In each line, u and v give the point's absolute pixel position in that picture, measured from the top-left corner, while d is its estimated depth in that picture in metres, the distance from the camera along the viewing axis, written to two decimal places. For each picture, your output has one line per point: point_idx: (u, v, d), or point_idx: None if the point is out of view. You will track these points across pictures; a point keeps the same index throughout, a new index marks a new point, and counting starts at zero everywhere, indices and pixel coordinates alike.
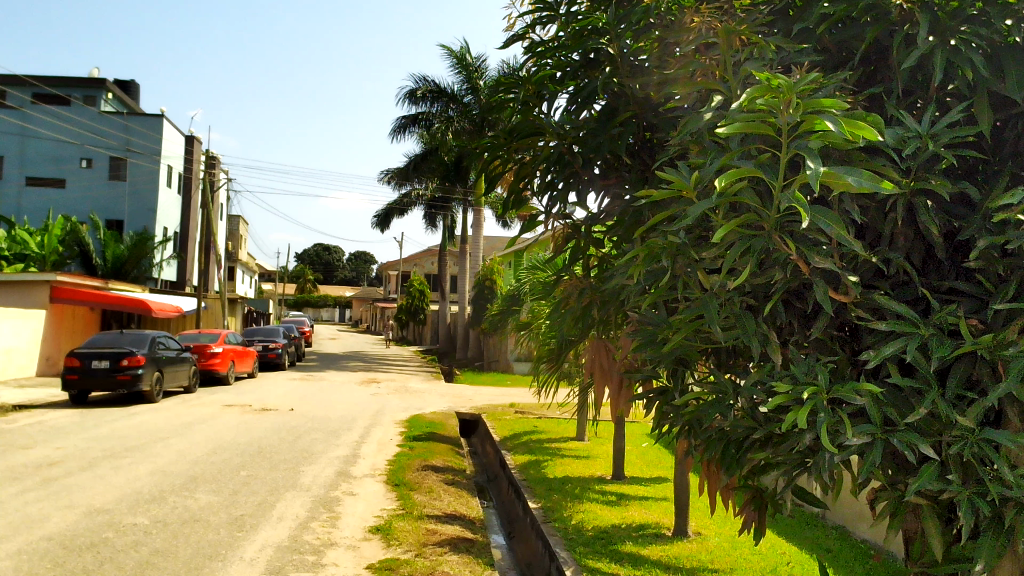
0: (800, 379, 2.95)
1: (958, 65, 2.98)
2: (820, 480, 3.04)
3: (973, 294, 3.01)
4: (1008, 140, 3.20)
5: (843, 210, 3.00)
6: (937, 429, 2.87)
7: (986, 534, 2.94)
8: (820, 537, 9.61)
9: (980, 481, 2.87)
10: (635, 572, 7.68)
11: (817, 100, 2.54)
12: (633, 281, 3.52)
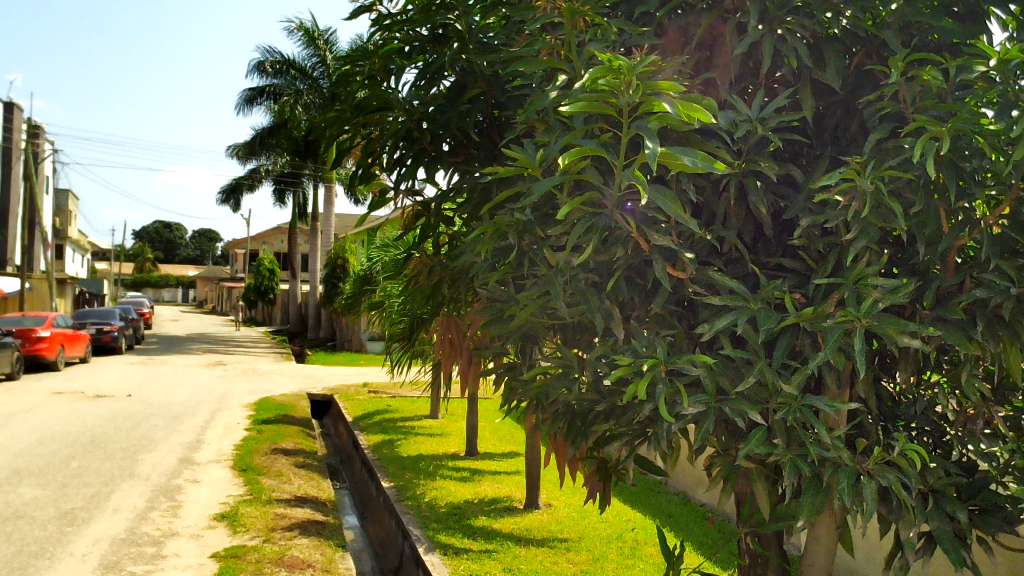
0: (641, 352, 3.06)
1: (785, 54, 3.16)
2: (658, 448, 3.17)
3: (797, 271, 3.21)
4: (829, 126, 3.42)
5: (680, 189, 3.12)
6: (765, 397, 3.05)
7: (807, 492, 3.16)
8: (662, 502, 10.09)
9: (803, 443, 3.08)
10: (486, 546, 7.80)
11: (655, 82, 2.61)
12: (481, 258, 3.54)
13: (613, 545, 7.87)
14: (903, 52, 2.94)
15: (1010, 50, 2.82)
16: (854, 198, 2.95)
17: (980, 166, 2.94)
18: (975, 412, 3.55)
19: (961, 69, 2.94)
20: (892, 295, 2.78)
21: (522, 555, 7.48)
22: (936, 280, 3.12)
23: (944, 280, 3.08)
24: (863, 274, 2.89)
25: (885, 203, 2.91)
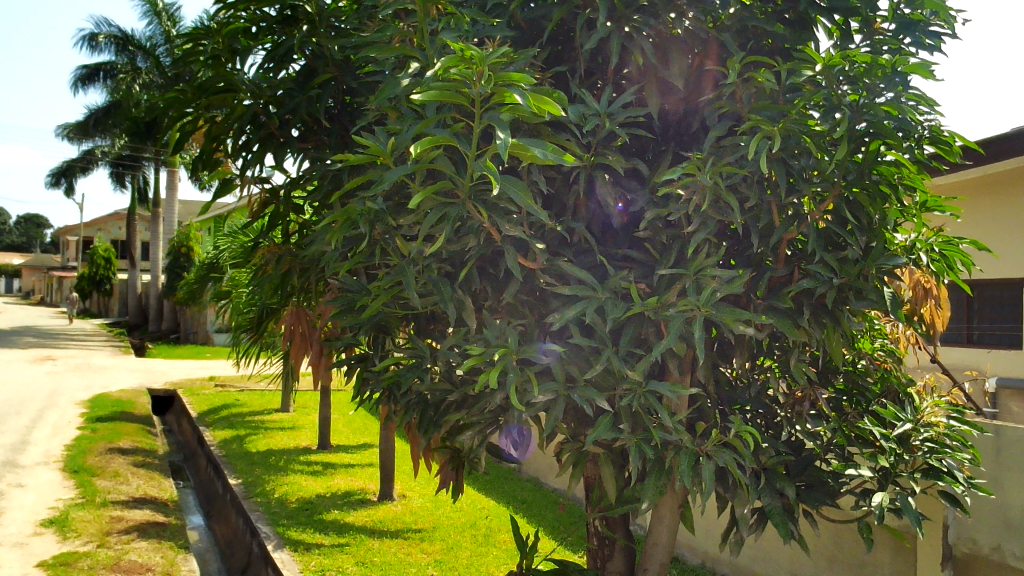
0: (493, 341, 3.08)
1: (632, 51, 3.25)
2: (510, 436, 3.22)
3: (642, 262, 3.34)
4: (672, 123, 3.58)
5: (531, 181, 3.17)
6: (611, 383, 3.15)
7: (651, 475, 3.30)
8: (515, 489, 10.26)
9: (647, 427, 3.21)
10: (339, 540, 7.67)
11: (507, 74, 2.62)
12: (331, 247, 3.46)
13: (467, 533, 7.93)
14: (740, 55, 3.10)
15: (834, 57, 3.03)
16: (694, 192, 3.10)
17: (807, 164, 3.15)
18: (803, 394, 3.91)
19: (791, 73, 3.14)
20: (728, 285, 2.94)
21: (376, 548, 7.41)
22: (768, 271, 3.32)
23: (776, 270, 3.28)
24: (703, 265, 3.03)
25: (723, 198, 3.07)
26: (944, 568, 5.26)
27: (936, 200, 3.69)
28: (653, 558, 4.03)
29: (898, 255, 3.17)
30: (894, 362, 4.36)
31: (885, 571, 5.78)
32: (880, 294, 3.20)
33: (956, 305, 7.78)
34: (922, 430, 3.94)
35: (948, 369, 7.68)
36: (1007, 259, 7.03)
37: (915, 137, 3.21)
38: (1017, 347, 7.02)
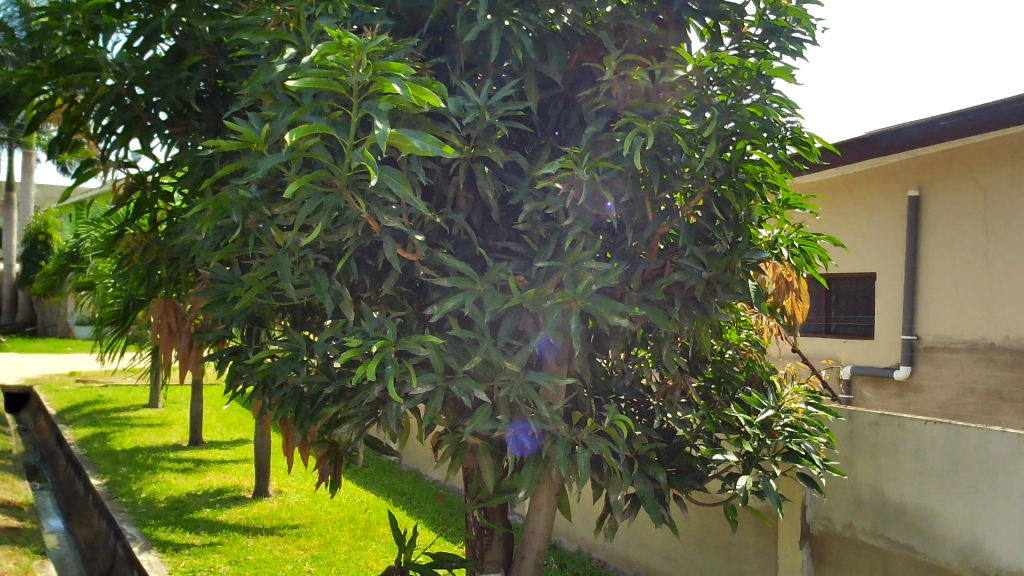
0: (370, 333, 3.04)
1: (511, 44, 3.27)
2: (388, 429, 3.21)
3: (521, 254, 3.38)
4: (550, 117, 3.63)
5: (410, 172, 3.15)
6: (490, 374, 3.18)
7: (529, 464, 3.35)
8: (395, 482, 10.19)
9: (524, 418, 3.25)
10: (211, 539, 7.41)
11: (386, 63, 2.59)
12: (201, 236, 3.33)
13: (344, 528, 7.82)
14: (616, 53, 3.17)
15: (704, 58, 3.14)
16: (572, 186, 3.15)
17: (678, 161, 3.27)
18: (673, 383, 4.03)
19: (664, 72, 3.28)
20: (603, 277, 3.00)
21: (249, 546, 7.21)
22: (642, 265, 3.42)
23: (649, 263, 3.39)
24: (579, 258, 3.09)
25: (599, 192, 3.14)
26: (803, 546, 5.57)
27: (797, 198, 3.93)
28: (530, 546, 4.09)
29: (761, 250, 3.36)
30: (758, 353, 4.50)
31: (748, 551, 6.06)
32: (745, 287, 3.36)
33: (815, 297, 8.22)
34: (783, 415, 4.20)
35: (808, 357, 8.12)
36: (860, 253, 7.48)
37: (778, 139, 3.33)
38: (868, 336, 7.48)
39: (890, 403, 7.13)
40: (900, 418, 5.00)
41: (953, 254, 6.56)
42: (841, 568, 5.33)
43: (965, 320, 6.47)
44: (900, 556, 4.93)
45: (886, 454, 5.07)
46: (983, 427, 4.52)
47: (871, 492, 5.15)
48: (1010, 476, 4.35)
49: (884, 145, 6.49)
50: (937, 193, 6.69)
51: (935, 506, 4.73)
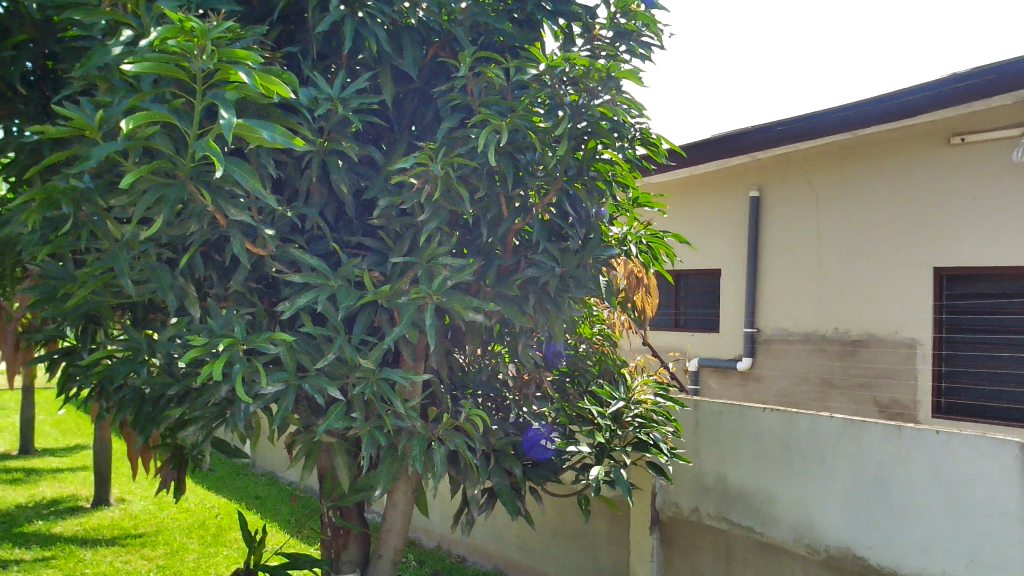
0: (217, 331, 2.92)
1: (365, 36, 3.22)
2: (236, 430, 3.10)
3: (377, 249, 3.34)
4: (405, 112, 3.61)
5: (259, 164, 3.05)
6: (344, 371, 3.12)
7: (384, 461, 3.31)
8: (248, 485, 9.84)
9: (379, 415, 3.21)
10: (43, 553, 6.91)
11: (232, 50, 2.49)
12: (27, 229, 3.10)
13: (192, 535, 7.50)
14: (471, 49, 3.18)
15: (556, 58, 3.23)
16: (426, 181, 3.15)
17: (532, 158, 3.32)
18: (530, 377, 4.16)
19: (517, 70, 3.25)
20: (459, 273, 3.02)
21: (87, 559, 6.79)
22: (497, 260, 3.46)
23: (504, 259, 3.44)
24: (434, 253, 3.09)
25: (454, 188, 3.15)
26: (653, 531, 5.79)
27: (645, 197, 4.08)
28: (387, 544, 4.05)
29: (612, 247, 3.52)
30: (611, 346, 4.69)
31: (602, 539, 6.23)
32: (597, 283, 3.50)
33: (665, 293, 8.54)
34: (632, 406, 4.38)
35: (658, 350, 8.43)
36: (707, 250, 7.84)
37: (629, 138, 3.49)
38: (714, 330, 7.85)
39: (734, 393, 7.51)
40: (741, 406, 5.27)
41: (789, 251, 7.00)
42: (687, 551, 5.58)
43: (800, 313, 6.91)
44: (741, 537, 5.22)
45: (728, 441, 5.34)
46: (814, 413, 4.85)
47: (715, 478, 5.42)
48: (836, 457, 4.70)
49: (727, 148, 6.83)
50: (776, 193, 7.11)
51: (772, 487, 5.04)
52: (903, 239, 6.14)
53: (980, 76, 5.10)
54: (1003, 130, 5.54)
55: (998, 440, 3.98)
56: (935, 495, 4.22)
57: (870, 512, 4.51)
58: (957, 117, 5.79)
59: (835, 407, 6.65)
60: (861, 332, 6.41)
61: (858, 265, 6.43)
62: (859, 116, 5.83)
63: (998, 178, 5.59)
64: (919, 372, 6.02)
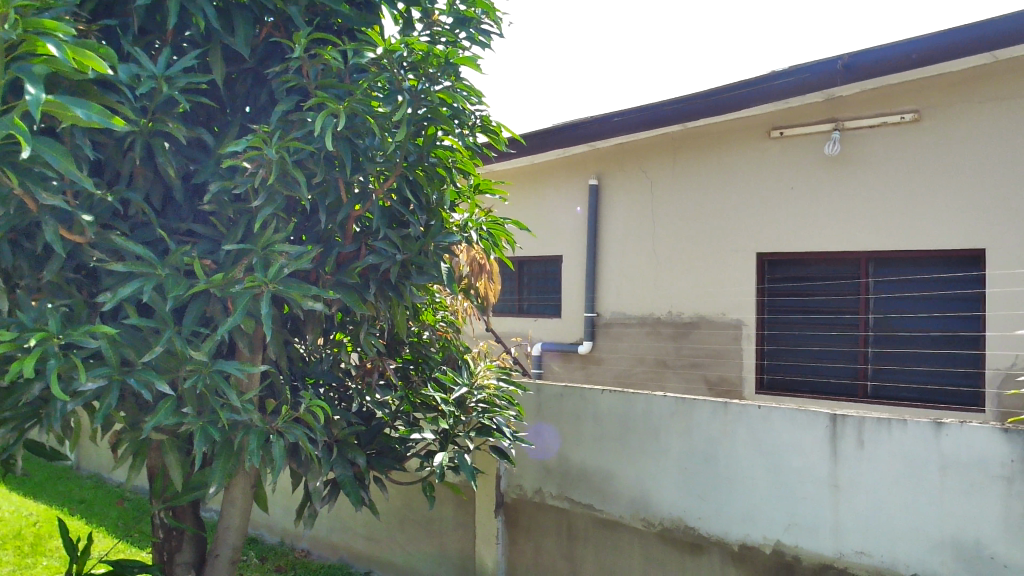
0: (28, 326, 2.71)
1: (192, 12, 3.06)
2: (52, 431, 2.89)
3: (208, 237, 3.20)
4: (238, 94, 3.46)
5: (74, 145, 2.84)
6: (173, 365, 2.97)
7: (219, 457, 3.18)
8: (70, 489, 9.20)
9: (213, 410, 3.08)
10: None
11: (39, 20, 2.29)
12: None
13: (6, 546, 6.94)
14: (305, 30, 3.10)
15: (394, 43, 3.23)
16: (261, 166, 3.05)
17: (371, 143, 3.28)
18: (372, 365, 4.11)
19: (354, 52, 3.21)
20: (296, 261, 2.94)
21: None
22: (337, 248, 3.40)
23: (343, 246, 3.39)
24: (270, 241, 2.99)
25: (290, 173, 3.07)
26: (498, 514, 5.88)
27: (486, 184, 4.13)
28: (225, 543, 3.89)
29: (452, 234, 3.57)
30: (454, 332, 4.69)
31: (448, 524, 6.26)
32: (438, 270, 3.53)
33: (509, 279, 8.66)
34: (476, 392, 4.41)
35: (502, 336, 8.54)
36: (549, 236, 7.98)
37: (468, 125, 3.55)
38: (556, 315, 8.03)
39: (576, 375, 7.73)
40: (580, 388, 5.42)
41: (626, 238, 7.24)
42: (531, 531, 5.71)
43: (635, 297, 7.17)
44: (582, 515, 5.39)
45: (569, 423, 5.49)
46: (648, 393, 5.06)
47: (557, 459, 5.56)
48: (670, 434, 4.93)
49: (567, 137, 6.99)
50: (613, 182, 7.35)
51: (611, 465, 5.23)
52: (729, 226, 6.51)
53: (798, 73, 5.49)
54: (816, 126, 5.97)
55: (811, 412, 4.31)
56: (758, 465, 4.52)
57: (700, 485, 4.77)
58: (777, 112, 6.19)
59: (669, 386, 6.98)
60: (692, 315, 6.75)
61: (691, 251, 6.75)
62: (689, 109, 6.12)
63: (812, 170, 6.03)
64: (744, 352, 6.42)
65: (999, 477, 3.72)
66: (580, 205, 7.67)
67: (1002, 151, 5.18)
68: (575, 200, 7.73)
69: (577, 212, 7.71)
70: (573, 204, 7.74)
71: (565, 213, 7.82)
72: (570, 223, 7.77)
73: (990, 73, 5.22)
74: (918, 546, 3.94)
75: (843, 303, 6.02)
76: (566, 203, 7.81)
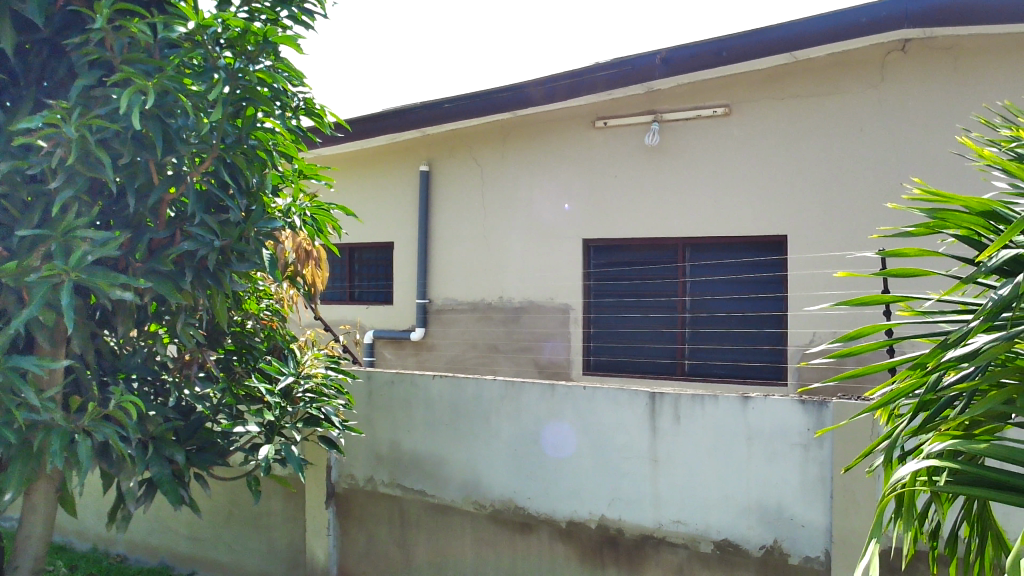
0: None
1: None
2: None
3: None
4: (32, 66, 3.18)
5: None
6: None
7: (16, 461, 2.95)
8: None
9: (7, 410, 2.84)
10: None
11: None
12: None
13: None
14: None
15: (208, 18, 3.19)
16: (59, 145, 2.86)
17: (184, 123, 3.18)
18: (190, 357, 3.90)
19: (164, 27, 3.07)
20: (102, 248, 2.77)
21: None
22: (149, 234, 3.21)
23: (156, 233, 3.23)
24: (72, 226, 2.79)
25: (93, 153, 2.89)
26: (328, 506, 5.77)
27: (311, 169, 4.13)
28: (25, 553, 3.59)
29: (275, 220, 3.50)
30: (280, 321, 4.57)
31: (276, 520, 6.08)
32: (259, 256, 3.46)
33: (338, 266, 8.48)
34: (303, 381, 4.32)
35: (332, 324, 8.35)
36: (380, 222, 7.87)
37: (291, 108, 3.56)
38: (388, 302, 7.94)
39: (408, 362, 7.69)
40: (411, 375, 5.39)
41: (457, 224, 7.27)
42: (363, 520, 5.66)
43: (466, 283, 7.22)
44: (415, 501, 5.39)
45: (400, 410, 5.47)
46: (478, 377, 5.12)
47: (389, 447, 5.52)
48: (500, 417, 5.02)
49: (396, 123, 6.91)
50: (444, 168, 7.35)
51: (443, 451, 5.26)
52: (556, 213, 6.68)
53: (619, 66, 5.70)
54: (636, 117, 6.22)
55: (633, 391, 4.51)
56: (584, 444, 4.69)
57: (530, 466, 4.89)
58: (601, 102, 6.40)
59: (501, 370, 7.09)
60: (522, 300, 6.88)
61: (522, 237, 6.87)
62: (517, 97, 6.21)
63: (632, 159, 6.29)
64: (572, 335, 6.62)
65: (798, 445, 4.05)
66: (570, 201, 6.60)
67: (801, 145, 5.61)
68: (561, 195, 6.66)
69: (565, 209, 6.64)
70: (560, 200, 6.66)
71: (549, 209, 6.72)
72: (556, 222, 6.68)
73: (791, 72, 5.64)
74: (728, 513, 4.23)
75: (662, 287, 6.32)
76: (550, 199, 6.72)
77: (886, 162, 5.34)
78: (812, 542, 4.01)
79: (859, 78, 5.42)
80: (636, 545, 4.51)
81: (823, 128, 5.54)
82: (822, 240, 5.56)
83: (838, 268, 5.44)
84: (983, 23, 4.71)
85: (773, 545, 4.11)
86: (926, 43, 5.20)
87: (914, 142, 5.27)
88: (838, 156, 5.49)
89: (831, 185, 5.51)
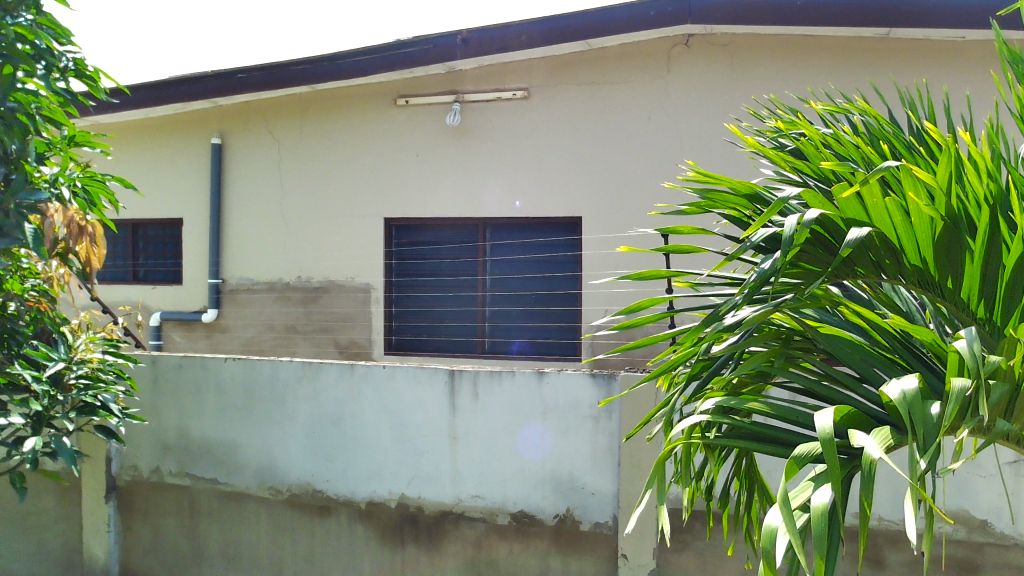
0: None
1: None
2: None
3: None
4: None
5: None
6: None
7: None
8: None
9: None
10: None
11: None
12: None
13: None
14: None
15: None
16: None
17: None
18: None
19: None
20: None
21: None
22: None
23: None
24: None
25: None
26: (109, 499, 5.40)
27: (82, 136, 3.83)
28: None
29: (38, 191, 3.49)
30: (49, 303, 4.14)
31: (48, 519, 5.59)
32: (21, 231, 3.41)
33: (118, 243, 7.83)
34: (75, 367, 4.03)
35: (112, 306, 7.71)
36: (167, 196, 7.36)
37: (56, 68, 3.60)
38: (175, 282, 7.46)
39: (199, 345, 7.29)
40: (201, 357, 5.14)
41: (252, 199, 6.95)
42: (148, 513, 5.33)
43: (263, 262, 6.92)
44: (205, 490, 5.14)
45: (189, 395, 5.20)
46: (273, 358, 4.96)
47: (176, 434, 5.23)
48: (296, 400, 4.88)
49: (184, 92, 6.50)
50: (237, 140, 7.00)
51: (236, 436, 5.04)
52: (359, 191, 6.55)
53: (422, 44, 5.68)
54: (438, 96, 6.23)
55: (431, 369, 4.54)
56: (384, 423, 4.66)
57: (327, 447, 4.80)
58: (402, 80, 6.35)
59: (299, 351, 6.89)
60: (322, 279, 6.70)
61: (321, 214, 6.68)
62: (315, 70, 6.02)
63: (435, 137, 6.29)
64: (373, 314, 6.55)
65: (588, 417, 4.24)
66: (521, 198, 6.05)
67: (597, 130, 5.84)
68: (510, 192, 6.09)
69: (516, 206, 6.07)
70: (509, 197, 6.09)
71: (490, 202, 6.14)
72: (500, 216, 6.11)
73: (585, 59, 5.85)
74: (524, 486, 4.36)
75: (461, 266, 6.41)
76: (493, 193, 6.14)
77: (672, 148, 5.68)
78: (600, 509, 4.23)
79: (646, 68, 5.71)
80: (435, 522, 4.56)
81: (616, 114, 5.79)
82: (614, 221, 5.83)
83: (620, 246, 5.74)
84: (755, 23, 5.10)
85: (566, 513, 4.29)
86: (708, 39, 5.57)
87: (697, 130, 5.62)
88: (629, 140, 5.77)
89: (624, 168, 5.79)
